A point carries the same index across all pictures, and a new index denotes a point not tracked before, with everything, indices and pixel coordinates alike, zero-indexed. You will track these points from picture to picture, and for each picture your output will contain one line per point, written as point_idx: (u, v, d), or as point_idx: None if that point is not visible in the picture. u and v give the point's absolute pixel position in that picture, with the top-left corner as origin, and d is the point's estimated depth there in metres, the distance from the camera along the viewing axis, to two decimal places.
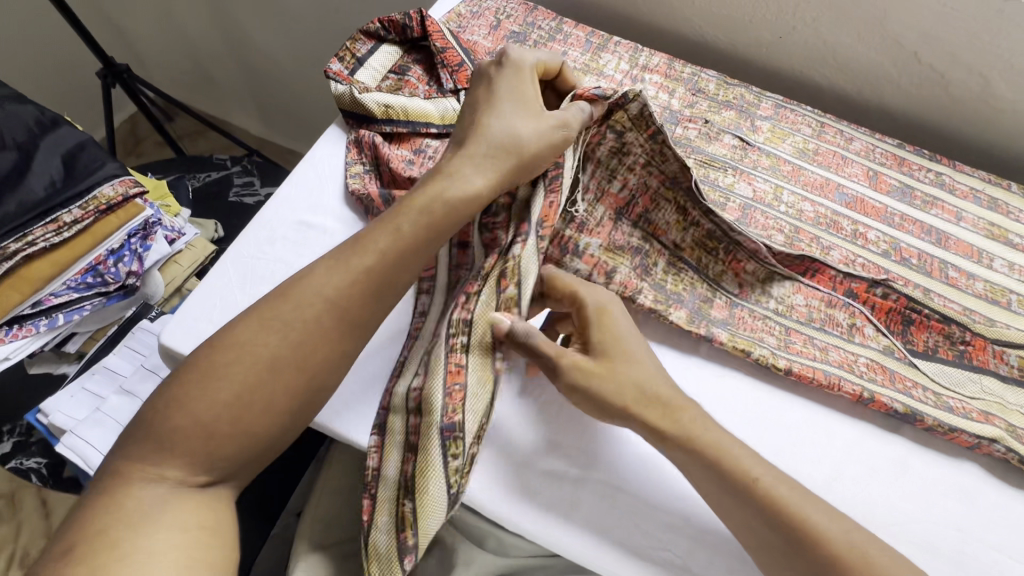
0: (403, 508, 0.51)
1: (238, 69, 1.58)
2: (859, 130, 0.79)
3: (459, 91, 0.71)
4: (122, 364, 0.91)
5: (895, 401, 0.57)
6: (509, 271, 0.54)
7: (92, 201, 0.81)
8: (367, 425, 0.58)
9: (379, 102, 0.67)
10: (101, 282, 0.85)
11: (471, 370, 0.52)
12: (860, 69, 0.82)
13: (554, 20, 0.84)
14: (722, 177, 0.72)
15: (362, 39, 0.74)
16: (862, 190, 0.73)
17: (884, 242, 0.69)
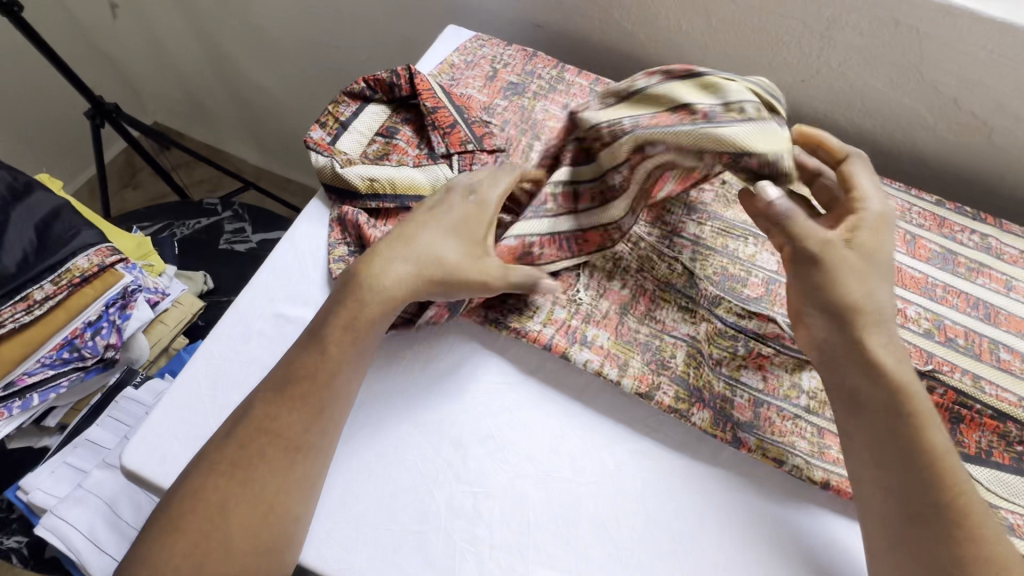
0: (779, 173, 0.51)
1: (230, 99, 1.53)
2: (892, 185, 0.72)
3: (452, 155, 0.66)
4: (105, 436, 0.84)
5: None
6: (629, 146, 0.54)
7: (65, 274, 0.76)
8: (344, 552, 0.48)
9: (363, 176, 0.62)
10: (78, 357, 0.80)
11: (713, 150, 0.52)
12: (893, 116, 0.74)
13: (555, 67, 0.78)
14: (741, 247, 0.64)
15: (346, 101, 0.69)
16: (898, 257, 0.66)
17: (926, 319, 0.62)
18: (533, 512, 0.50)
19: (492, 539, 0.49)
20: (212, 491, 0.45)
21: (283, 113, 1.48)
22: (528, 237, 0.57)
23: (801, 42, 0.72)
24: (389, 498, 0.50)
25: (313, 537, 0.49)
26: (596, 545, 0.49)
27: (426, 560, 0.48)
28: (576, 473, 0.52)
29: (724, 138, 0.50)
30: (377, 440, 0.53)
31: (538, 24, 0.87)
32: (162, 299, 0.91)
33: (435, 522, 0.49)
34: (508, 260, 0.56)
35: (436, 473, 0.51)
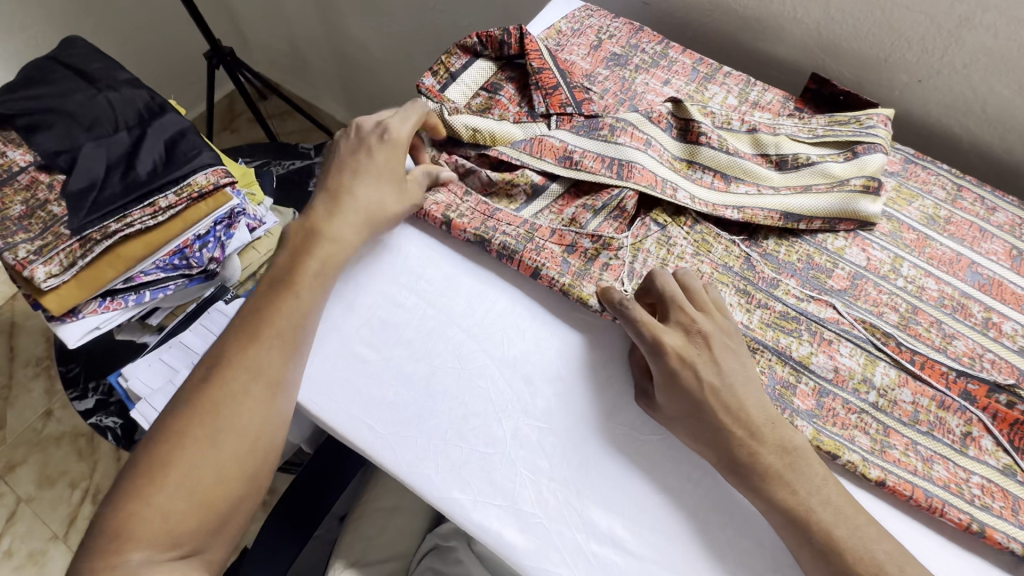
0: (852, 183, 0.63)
1: (331, 54, 1.61)
2: (1004, 199, 0.68)
3: (551, 116, 0.67)
4: (195, 340, 0.90)
5: (1012, 538, 0.50)
6: (719, 140, 0.64)
7: (186, 188, 0.84)
8: (413, 456, 0.52)
9: (468, 126, 0.63)
10: (186, 265, 0.89)
11: (785, 171, 0.65)
12: (1014, 125, 0.70)
13: (660, 43, 0.78)
14: (831, 239, 0.64)
15: (457, 52, 0.71)
16: (1000, 271, 0.63)
17: (1022, 337, 0.59)
18: (594, 458, 0.53)
19: (551, 471, 0.52)
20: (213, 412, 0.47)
21: (378, 73, 1.55)
22: (574, 146, 0.62)
23: (924, 39, 0.69)
24: (460, 419, 0.54)
25: (387, 440, 0.53)
26: (649, 496, 0.51)
27: (488, 479, 0.51)
28: (635, 428, 0.54)
29: (792, 151, 0.65)
30: (452, 372, 0.56)
31: (647, 1, 0.86)
32: (259, 226, 0.98)
33: (501, 448, 0.53)
34: (550, 155, 0.62)
35: (506, 404, 0.54)
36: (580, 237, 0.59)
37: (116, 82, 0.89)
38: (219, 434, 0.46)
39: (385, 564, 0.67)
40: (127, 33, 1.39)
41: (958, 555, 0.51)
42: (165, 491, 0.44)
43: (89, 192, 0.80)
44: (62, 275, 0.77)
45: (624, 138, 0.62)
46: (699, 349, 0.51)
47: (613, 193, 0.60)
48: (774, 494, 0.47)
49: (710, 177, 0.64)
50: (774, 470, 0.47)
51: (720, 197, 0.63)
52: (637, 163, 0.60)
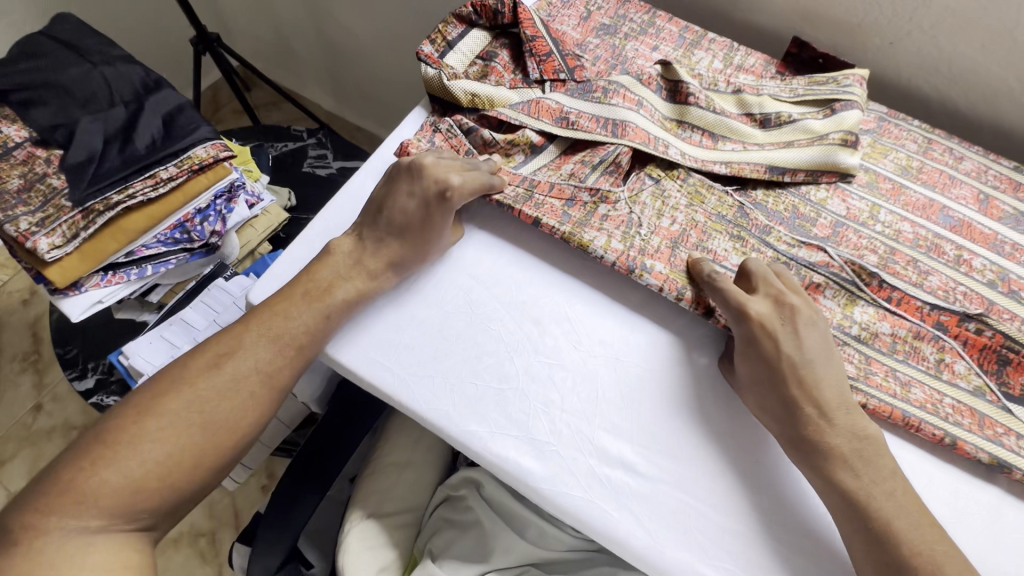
0: (832, 138, 0.66)
1: (314, 37, 1.46)
2: (970, 149, 0.73)
3: (546, 82, 0.63)
4: (197, 317, 0.90)
5: (982, 450, 0.55)
6: (706, 100, 0.65)
7: (187, 160, 0.86)
8: (433, 392, 0.55)
9: (466, 90, 0.61)
10: (187, 239, 0.90)
11: (768, 130, 0.66)
12: (978, 83, 0.76)
13: (647, 13, 0.76)
14: (814, 191, 0.67)
15: (453, 21, 0.65)
16: (969, 214, 0.68)
17: (990, 272, 0.65)
18: (603, 387, 0.56)
19: (560, 404, 0.55)
20: (246, 354, 0.53)
21: (370, 62, 1.41)
22: (570, 108, 0.61)
23: (894, 2, 0.74)
24: (474, 358, 0.56)
25: (406, 380, 0.55)
26: (657, 423, 0.55)
27: (504, 411, 0.54)
28: (642, 359, 0.58)
29: (773, 110, 0.66)
30: (466, 316, 0.58)
31: None
32: (257, 202, 0.99)
33: (515, 382, 0.55)
34: (547, 118, 0.60)
35: (516, 343, 0.57)
36: (580, 191, 0.59)
37: (110, 58, 0.89)
38: (236, 377, 0.52)
39: (398, 516, 0.70)
40: (110, 20, 1.37)
41: (946, 472, 0.56)
42: (177, 417, 0.49)
43: (87, 165, 0.80)
44: (65, 247, 0.77)
45: (617, 100, 0.62)
46: (785, 320, 0.53)
47: (608, 148, 0.59)
48: (837, 476, 0.49)
49: (697, 135, 0.64)
50: (842, 453, 0.50)
51: (706, 154, 0.64)
52: (629, 122, 0.61)
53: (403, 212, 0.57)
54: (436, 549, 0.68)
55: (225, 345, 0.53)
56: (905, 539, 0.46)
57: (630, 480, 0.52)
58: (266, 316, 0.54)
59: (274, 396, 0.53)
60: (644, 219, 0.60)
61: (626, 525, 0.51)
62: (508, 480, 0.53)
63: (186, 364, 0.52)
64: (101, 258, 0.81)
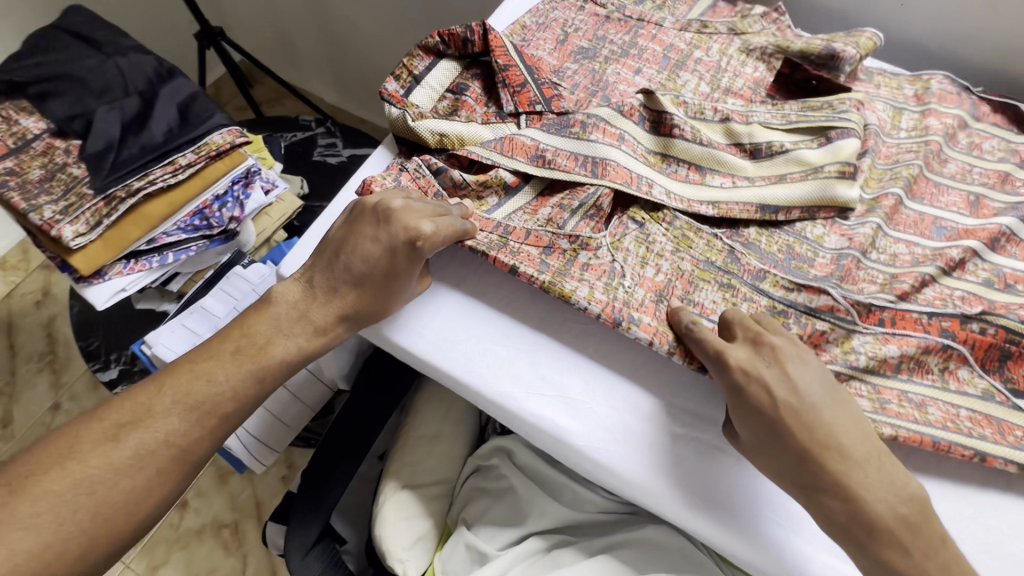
0: (827, 169, 0.57)
1: (317, 34, 1.42)
2: (954, 148, 0.63)
3: (521, 115, 0.59)
4: (216, 305, 0.89)
5: (1010, 461, 0.45)
6: (691, 131, 0.58)
7: (204, 147, 0.87)
8: (466, 352, 0.53)
9: (434, 130, 0.56)
10: (207, 225, 0.92)
11: (760, 162, 0.58)
12: (988, 47, 0.69)
13: (629, 32, 0.67)
14: (809, 227, 0.57)
15: (420, 53, 0.61)
16: (964, 222, 0.58)
17: (984, 270, 0.54)
18: (634, 353, 0.54)
19: (597, 368, 0.53)
20: (133, 421, 0.49)
21: (372, 51, 1.36)
22: (545, 144, 0.55)
23: None
24: (506, 320, 0.55)
25: (442, 344, 0.54)
26: (693, 395, 0.52)
27: (537, 372, 0.53)
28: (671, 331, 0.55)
29: (766, 140, 0.58)
30: (495, 285, 0.57)
31: None
32: (274, 188, 1.00)
33: (548, 344, 0.54)
34: (520, 155, 0.55)
35: (549, 306, 0.56)
36: (557, 237, 0.53)
37: (122, 48, 0.91)
38: (137, 452, 0.48)
39: (432, 487, 0.67)
40: (121, 14, 1.36)
41: (1002, 498, 0.47)
42: (57, 499, 0.45)
43: (106, 153, 0.83)
44: (89, 235, 0.80)
45: (599, 136, 0.56)
46: (771, 365, 0.45)
47: (588, 191, 0.54)
48: (884, 555, 0.41)
49: (686, 170, 0.58)
50: (885, 521, 0.41)
51: (696, 190, 0.57)
52: (612, 160, 0.55)
53: (365, 258, 0.51)
54: (471, 517, 0.64)
55: (126, 414, 0.49)
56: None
57: (670, 448, 0.50)
58: (183, 377, 0.51)
59: (183, 468, 0.50)
60: (627, 262, 0.53)
61: (667, 490, 0.48)
62: (547, 441, 0.51)
63: (84, 430, 0.48)
64: (124, 244, 0.84)
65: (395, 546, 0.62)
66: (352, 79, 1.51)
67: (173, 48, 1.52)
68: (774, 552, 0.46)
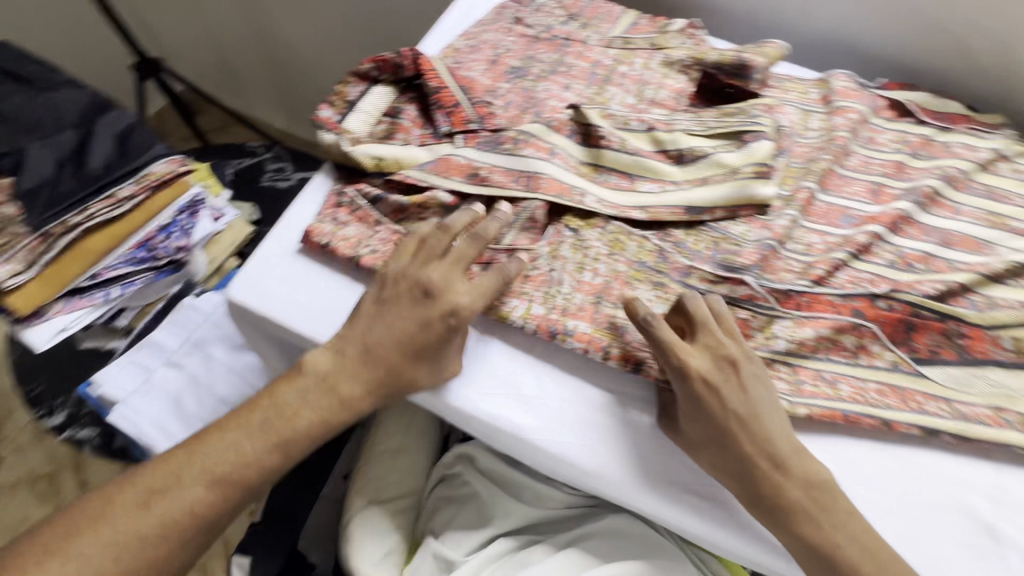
0: (744, 171, 0.61)
1: (261, 59, 1.42)
2: (857, 142, 0.69)
3: (457, 134, 0.62)
4: (168, 338, 0.87)
5: (913, 426, 0.50)
6: (617, 141, 0.62)
7: (146, 177, 0.86)
8: None
9: (372, 155, 0.58)
10: (152, 257, 0.88)
11: (685, 169, 0.62)
12: (877, 50, 0.76)
13: (557, 51, 0.72)
14: (733, 225, 0.60)
15: (353, 80, 0.64)
16: (868, 209, 0.63)
17: (888, 251, 0.60)
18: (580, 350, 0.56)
19: (566, 379, 0.55)
20: (156, 486, 0.47)
21: (315, 73, 1.37)
22: (480, 162, 0.59)
23: None
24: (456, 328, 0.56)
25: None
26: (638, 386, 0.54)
27: (491, 374, 0.54)
28: None
29: (687, 146, 0.63)
30: None
31: None
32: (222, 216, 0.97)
33: (499, 347, 0.56)
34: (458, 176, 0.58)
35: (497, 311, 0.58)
36: (497, 254, 0.56)
37: (54, 83, 0.89)
38: (166, 523, 0.45)
39: (398, 501, 0.66)
40: (53, 47, 1.33)
41: (921, 453, 0.51)
42: (89, 562, 0.44)
43: (41, 190, 0.80)
44: (27, 273, 0.78)
45: (531, 151, 0.59)
46: (729, 374, 0.48)
47: (524, 205, 0.57)
48: (800, 531, 0.44)
49: (617, 178, 0.61)
50: (800, 505, 0.45)
51: (627, 196, 0.60)
52: (545, 173, 0.58)
53: None
54: (438, 526, 0.63)
55: (159, 479, 0.47)
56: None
57: (621, 436, 0.52)
58: (214, 445, 0.48)
59: (206, 535, 0.47)
60: (565, 271, 0.56)
61: (620, 475, 0.51)
62: (505, 440, 0.53)
63: (119, 493, 0.47)
64: (63, 281, 0.81)
65: (364, 563, 0.59)
66: (294, 100, 1.51)
67: (111, 80, 1.48)
68: (725, 524, 0.49)
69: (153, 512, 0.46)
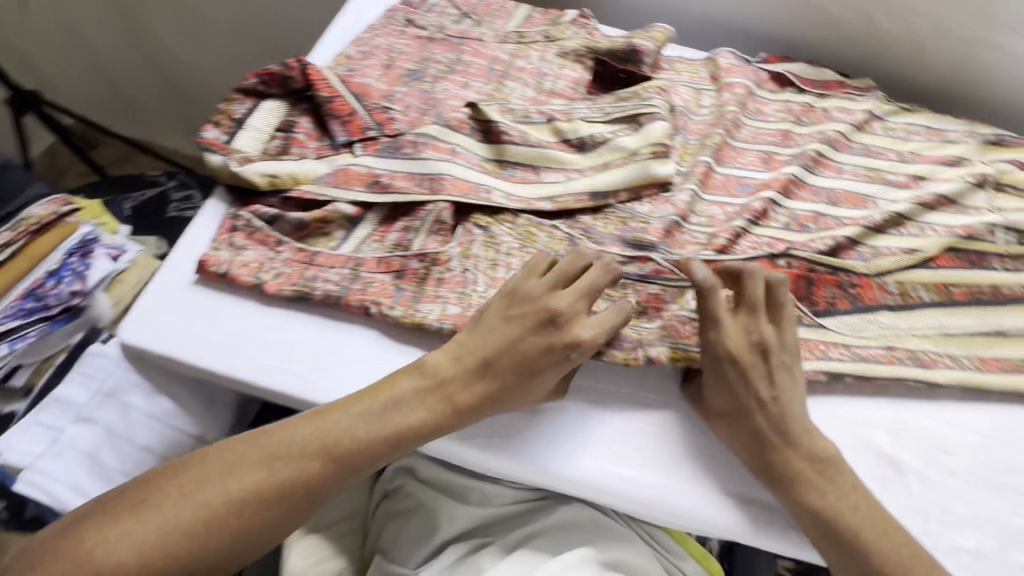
0: (643, 153, 0.63)
1: (154, 80, 1.34)
2: (747, 114, 0.72)
3: (355, 143, 0.60)
4: (77, 392, 0.67)
5: (817, 372, 0.54)
6: (519, 135, 0.62)
7: (24, 223, 0.80)
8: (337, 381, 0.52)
9: (263, 173, 0.56)
10: (42, 305, 0.76)
11: (587, 155, 0.63)
12: (756, 27, 0.81)
13: (453, 51, 0.72)
14: (639, 205, 0.62)
15: (238, 96, 0.61)
16: (761, 177, 0.67)
17: (783, 216, 0.64)
18: None
19: None
20: (312, 448, 0.46)
21: (208, 84, 1.30)
22: (380, 170, 0.58)
23: None
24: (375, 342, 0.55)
25: (309, 376, 0.50)
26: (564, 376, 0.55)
27: None
28: None
29: (586, 134, 0.64)
30: None
31: None
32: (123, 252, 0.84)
33: None
34: (358, 186, 0.57)
35: None
36: (407, 260, 0.54)
37: None
38: (283, 481, 0.44)
39: (341, 524, 0.64)
40: None
41: (828, 401, 0.55)
42: (199, 503, 0.43)
43: None
44: None
45: (432, 154, 0.59)
46: (760, 355, 0.51)
47: (428, 209, 0.57)
48: (807, 499, 0.47)
49: (523, 171, 0.61)
50: (804, 475, 0.47)
51: (533, 188, 0.60)
52: (446, 174, 0.58)
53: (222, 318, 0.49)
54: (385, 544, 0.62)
55: (280, 440, 0.46)
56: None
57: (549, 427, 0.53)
58: (328, 415, 0.47)
59: (312, 502, 0.46)
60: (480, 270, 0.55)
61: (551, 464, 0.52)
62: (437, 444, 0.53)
63: (248, 440, 0.46)
64: None
65: None
66: (189, 116, 1.41)
67: None
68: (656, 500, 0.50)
69: (263, 469, 0.45)
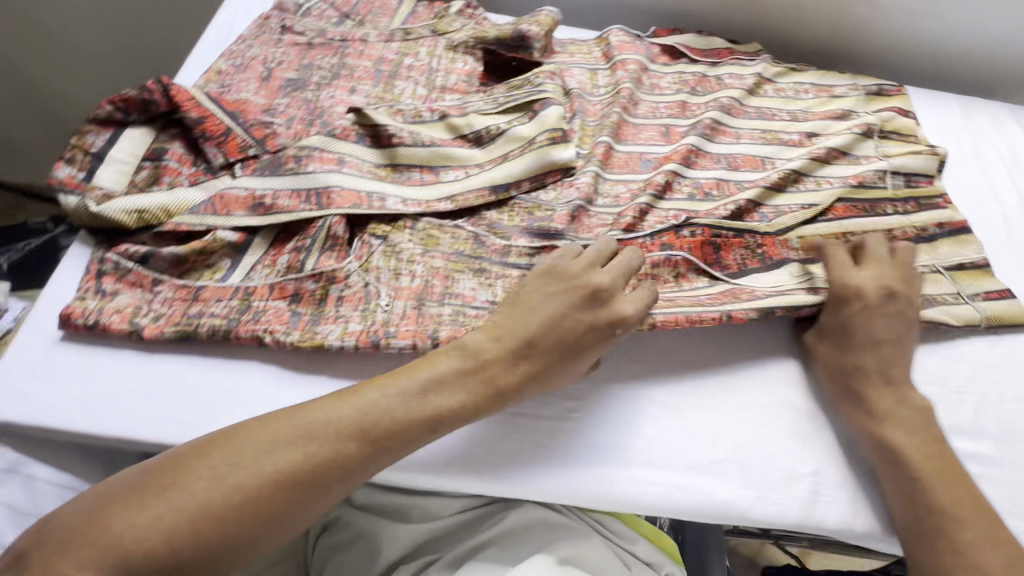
0: (541, 138, 0.61)
1: None
2: (644, 90, 0.72)
3: (234, 164, 0.57)
4: None
5: (750, 309, 0.53)
6: (410, 135, 0.60)
7: None
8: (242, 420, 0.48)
9: (127, 209, 0.51)
10: None
11: (485, 148, 0.62)
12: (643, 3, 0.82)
13: (336, 55, 0.68)
14: (543, 193, 0.61)
15: (92, 128, 0.55)
16: (663, 151, 0.67)
17: (687, 187, 0.64)
18: None
19: None
20: (344, 421, 0.41)
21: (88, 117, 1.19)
22: (261, 189, 0.54)
23: None
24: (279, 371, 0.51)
25: (205, 424, 0.47)
26: None
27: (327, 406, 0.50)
28: None
29: (480, 127, 0.62)
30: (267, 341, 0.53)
31: None
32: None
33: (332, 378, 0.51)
34: (238, 209, 0.53)
35: None
36: (300, 282, 0.51)
37: None
38: (316, 459, 0.40)
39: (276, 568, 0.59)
40: None
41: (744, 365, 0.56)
42: (218, 488, 0.38)
43: None
44: None
45: (317, 166, 0.56)
46: (888, 292, 0.53)
47: (318, 225, 0.53)
48: (888, 435, 0.48)
49: (419, 173, 0.59)
50: (889, 410, 0.49)
51: (431, 189, 0.58)
52: (334, 186, 0.55)
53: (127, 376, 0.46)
54: None
55: (308, 419, 0.41)
56: (953, 532, 0.43)
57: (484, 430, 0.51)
58: (365, 391, 0.43)
59: (348, 482, 0.41)
60: (380, 282, 0.52)
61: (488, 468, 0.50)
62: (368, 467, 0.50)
63: (274, 420, 0.41)
64: None
65: None
66: (22, 142, 1.20)
67: None
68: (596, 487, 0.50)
69: (289, 453, 0.40)
